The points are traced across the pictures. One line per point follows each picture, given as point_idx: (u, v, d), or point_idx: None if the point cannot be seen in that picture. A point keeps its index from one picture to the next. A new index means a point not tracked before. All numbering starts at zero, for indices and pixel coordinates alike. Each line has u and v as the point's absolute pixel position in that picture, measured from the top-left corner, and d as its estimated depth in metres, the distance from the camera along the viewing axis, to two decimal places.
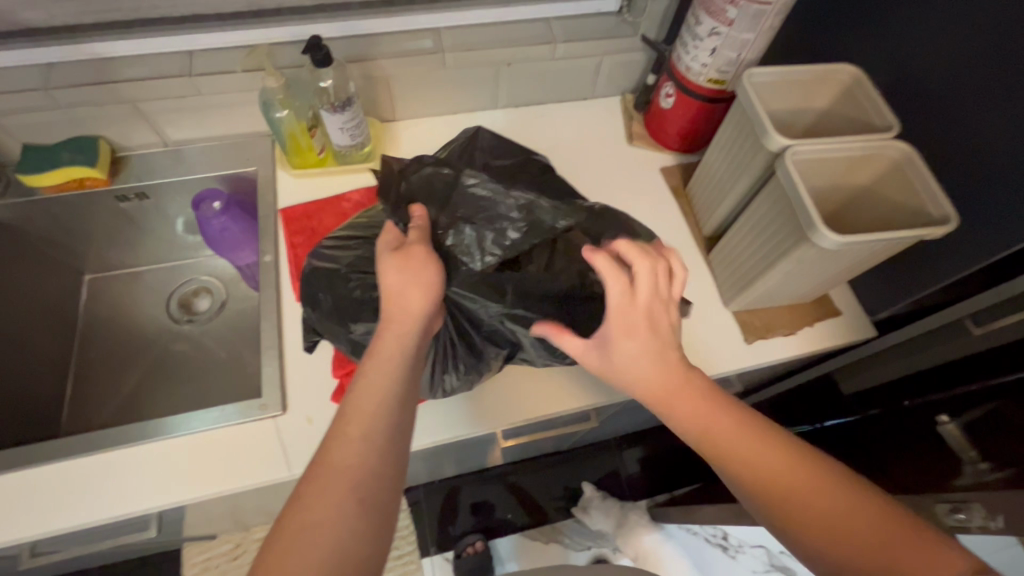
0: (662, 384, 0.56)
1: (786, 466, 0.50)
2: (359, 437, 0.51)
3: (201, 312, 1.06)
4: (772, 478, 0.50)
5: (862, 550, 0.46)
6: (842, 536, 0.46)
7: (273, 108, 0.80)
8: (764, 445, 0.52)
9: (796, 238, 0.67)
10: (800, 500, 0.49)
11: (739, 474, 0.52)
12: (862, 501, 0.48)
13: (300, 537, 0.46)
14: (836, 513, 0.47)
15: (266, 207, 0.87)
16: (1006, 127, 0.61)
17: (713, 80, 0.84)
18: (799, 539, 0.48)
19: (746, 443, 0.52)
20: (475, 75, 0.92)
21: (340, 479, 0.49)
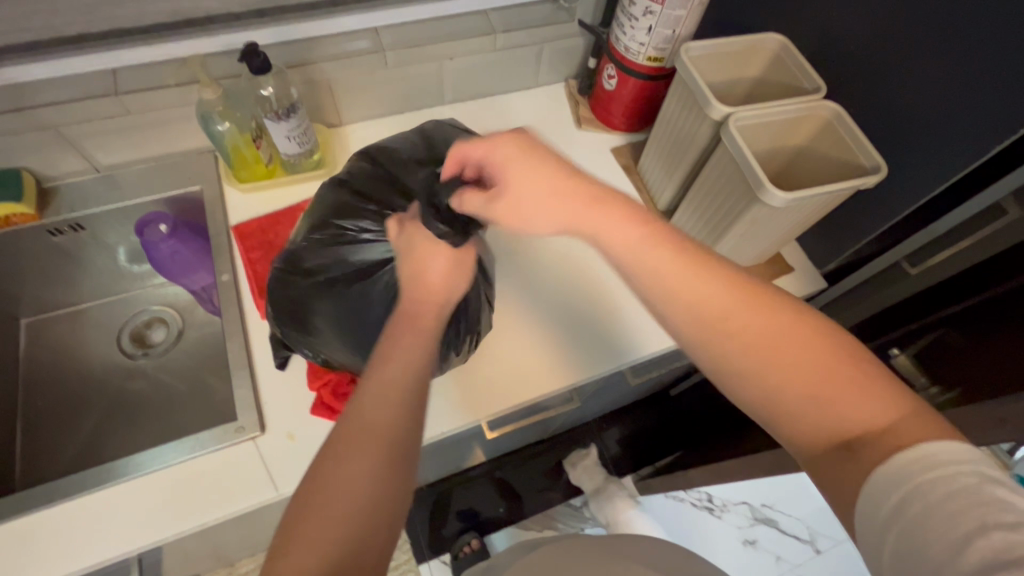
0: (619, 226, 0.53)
1: (725, 304, 0.48)
2: (389, 403, 0.49)
3: (156, 344, 1.01)
4: (714, 313, 0.48)
5: (812, 403, 0.43)
6: (785, 374, 0.44)
7: (212, 121, 0.78)
8: (709, 279, 0.49)
9: (746, 201, 0.70)
10: (774, 361, 0.45)
11: (706, 339, 0.48)
12: (835, 359, 0.44)
13: (322, 510, 0.43)
14: (807, 374, 0.43)
15: (216, 225, 0.84)
16: (922, 78, 0.67)
17: (651, 58, 0.86)
18: (767, 404, 0.45)
19: (724, 301, 0.48)
20: (419, 72, 0.92)
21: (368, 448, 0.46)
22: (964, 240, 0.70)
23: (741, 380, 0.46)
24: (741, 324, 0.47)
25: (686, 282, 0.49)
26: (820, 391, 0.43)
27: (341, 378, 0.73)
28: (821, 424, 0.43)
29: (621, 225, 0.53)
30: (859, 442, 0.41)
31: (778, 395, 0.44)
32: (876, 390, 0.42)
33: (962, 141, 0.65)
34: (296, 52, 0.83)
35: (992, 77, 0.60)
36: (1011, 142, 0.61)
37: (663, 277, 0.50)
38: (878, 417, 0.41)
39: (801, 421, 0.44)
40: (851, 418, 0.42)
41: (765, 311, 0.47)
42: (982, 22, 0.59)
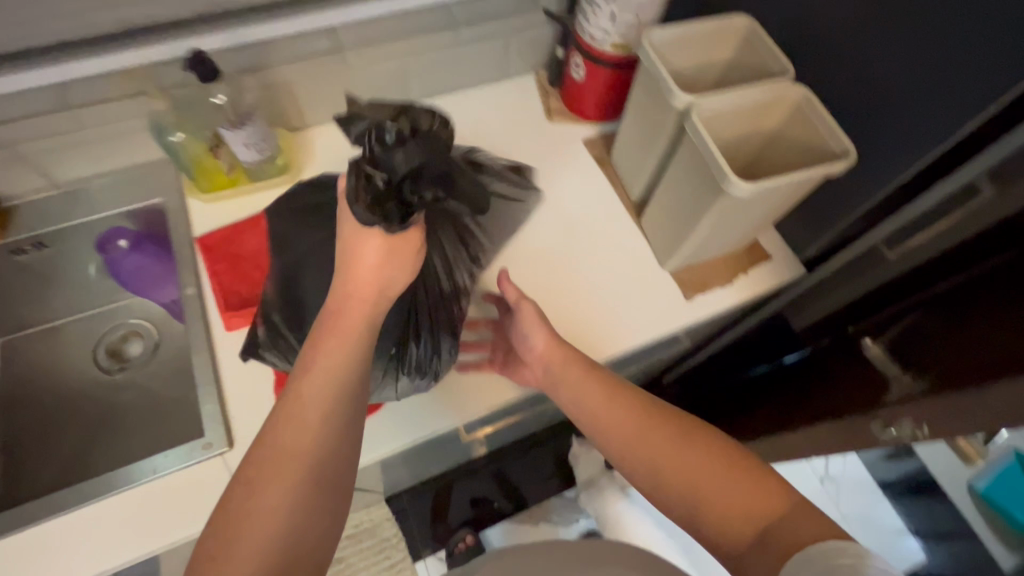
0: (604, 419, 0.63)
1: (628, 419, 0.62)
2: (307, 430, 0.49)
3: (133, 358, 1.00)
4: (631, 432, 0.61)
5: (722, 507, 0.53)
6: (692, 483, 0.55)
7: (166, 132, 0.78)
8: (598, 387, 0.66)
9: (712, 192, 0.69)
10: (681, 473, 0.56)
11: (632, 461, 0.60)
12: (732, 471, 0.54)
13: (245, 525, 0.45)
14: (710, 485, 0.54)
15: (179, 238, 0.82)
16: (892, 57, 0.64)
17: (617, 46, 0.84)
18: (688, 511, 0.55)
19: (623, 412, 0.63)
20: (381, 71, 0.90)
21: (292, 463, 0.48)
22: (938, 223, 0.68)
23: (665, 487, 0.57)
24: (641, 433, 0.60)
25: (583, 389, 0.66)
26: (723, 498, 0.53)
27: None
28: (733, 524, 0.52)
29: (591, 400, 0.65)
30: (769, 534, 0.50)
31: (693, 499, 0.55)
32: (767, 487, 0.53)
33: (932, 121, 0.63)
34: (250, 56, 0.80)
35: (963, 54, 0.57)
36: (982, 120, 0.59)
37: (582, 395, 0.66)
38: (773, 511, 0.51)
39: (718, 518, 0.53)
40: (750, 512, 0.52)
41: (657, 418, 0.61)
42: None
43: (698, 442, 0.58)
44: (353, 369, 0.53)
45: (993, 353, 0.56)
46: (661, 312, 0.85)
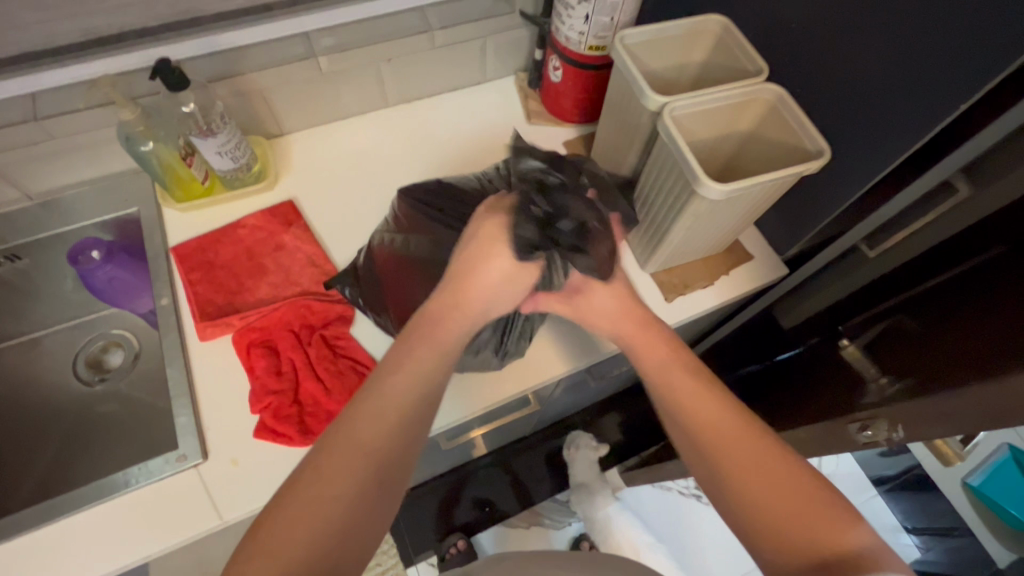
0: (715, 426, 0.58)
1: (733, 428, 0.57)
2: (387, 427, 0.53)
3: (115, 368, 0.99)
4: (731, 442, 0.56)
5: (788, 522, 0.50)
6: (776, 498, 0.52)
7: (137, 142, 0.75)
8: (717, 407, 0.59)
9: (686, 194, 0.68)
10: (761, 486, 0.53)
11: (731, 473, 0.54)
12: (812, 493, 0.51)
13: (301, 503, 0.47)
14: (787, 502, 0.51)
15: (154, 248, 0.82)
16: (865, 56, 0.63)
17: (593, 47, 0.83)
18: (762, 526, 0.51)
19: (730, 423, 0.58)
20: (357, 76, 0.89)
21: (356, 453, 0.50)
22: (916, 220, 0.68)
23: (748, 502, 0.52)
24: (737, 445, 0.56)
25: (695, 401, 0.60)
26: (795, 515, 0.50)
27: (282, 400, 0.71)
28: (798, 547, 0.49)
29: (704, 405, 0.60)
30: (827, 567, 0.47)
31: (760, 515, 0.52)
32: (835, 517, 0.50)
33: (905, 119, 0.62)
34: (221, 64, 0.79)
35: (935, 51, 0.56)
36: (955, 117, 0.58)
37: (690, 401, 0.61)
38: (834, 545, 0.48)
39: (778, 543, 0.50)
40: (819, 540, 0.48)
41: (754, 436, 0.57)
42: None
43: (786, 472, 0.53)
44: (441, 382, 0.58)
45: (969, 356, 0.55)
46: None
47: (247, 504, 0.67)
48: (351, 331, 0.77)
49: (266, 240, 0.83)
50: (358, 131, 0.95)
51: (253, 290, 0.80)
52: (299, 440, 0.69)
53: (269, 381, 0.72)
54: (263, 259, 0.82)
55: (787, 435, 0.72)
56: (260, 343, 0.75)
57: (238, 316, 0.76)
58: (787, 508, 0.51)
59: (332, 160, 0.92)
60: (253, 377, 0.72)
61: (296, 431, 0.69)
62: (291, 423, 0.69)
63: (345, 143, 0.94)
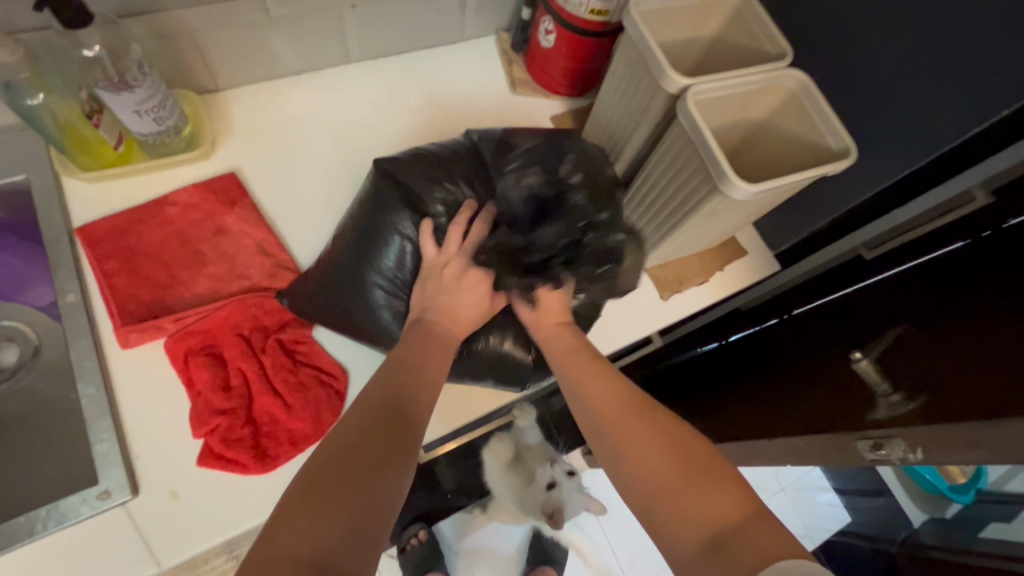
0: (611, 404, 0.55)
1: (621, 406, 0.55)
2: (377, 413, 0.49)
3: (6, 367, 0.80)
4: (621, 416, 0.54)
5: (682, 491, 0.45)
6: (678, 471, 0.47)
7: (19, 94, 0.57)
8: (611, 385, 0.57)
9: (704, 190, 0.61)
10: (652, 462, 0.49)
11: (628, 463, 0.50)
12: (709, 461, 0.47)
13: (329, 468, 0.42)
14: (679, 476, 0.46)
15: (53, 228, 0.65)
16: (904, 46, 0.58)
17: (596, 12, 0.73)
18: (658, 521, 0.45)
19: (617, 402, 0.55)
20: (312, 24, 0.74)
21: (365, 424, 0.47)
22: (923, 226, 0.66)
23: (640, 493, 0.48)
24: (634, 422, 0.53)
25: (587, 378, 0.58)
26: (691, 483, 0.45)
27: (233, 420, 0.60)
28: (685, 521, 0.43)
29: (602, 384, 0.57)
30: (719, 540, 0.41)
31: (656, 490, 0.47)
32: (728, 491, 0.44)
33: (930, 122, 0.58)
34: None
35: (975, 52, 0.52)
36: (990, 125, 0.54)
37: (579, 375, 0.59)
38: (728, 516, 0.42)
39: (673, 521, 0.44)
40: (712, 513, 0.43)
41: (644, 415, 0.53)
42: None
43: (674, 441, 0.49)
44: (426, 393, 0.53)
45: (992, 362, 0.51)
46: (633, 314, 0.80)
47: (189, 546, 0.56)
48: (314, 334, 0.66)
49: (203, 223, 0.69)
50: (313, 91, 0.80)
51: (189, 283, 0.66)
52: (255, 468, 0.58)
53: (215, 398, 0.60)
54: (200, 246, 0.68)
55: (782, 442, 0.69)
56: (201, 351, 0.62)
57: (172, 318, 0.62)
58: (678, 486, 0.45)
59: (282, 124, 0.77)
60: (194, 393, 0.60)
61: (252, 456, 0.59)
62: (244, 448, 0.58)
63: (296, 105, 0.79)
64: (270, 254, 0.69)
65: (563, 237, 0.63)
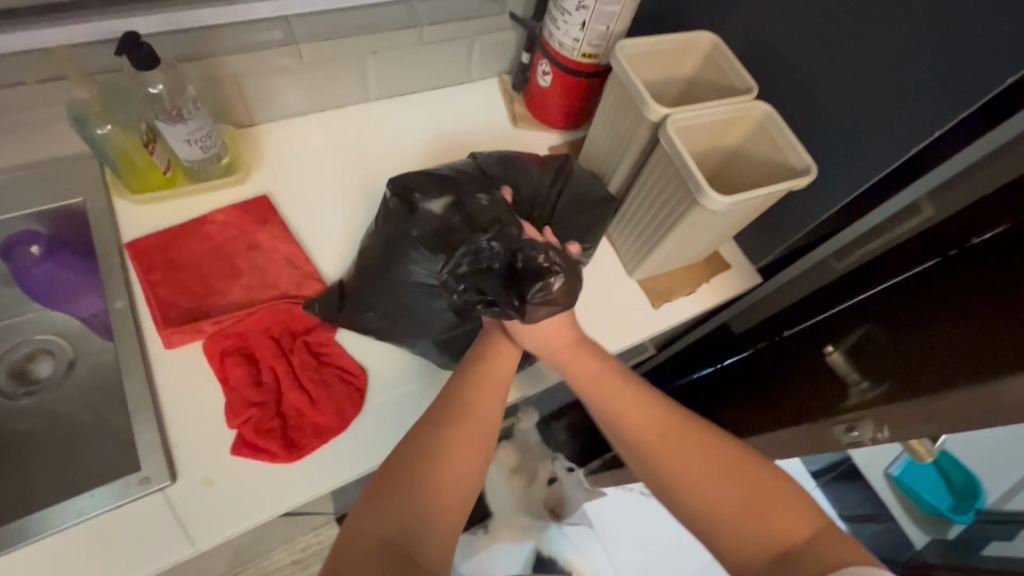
0: (650, 427, 0.60)
1: (661, 427, 0.60)
2: (434, 441, 0.55)
3: (44, 379, 0.85)
4: (660, 438, 0.60)
5: (743, 514, 0.54)
6: (734, 499, 0.55)
7: (89, 124, 0.67)
8: (641, 408, 0.62)
9: (686, 204, 0.69)
10: (701, 489, 0.56)
11: (679, 483, 0.57)
12: (770, 490, 0.55)
13: (400, 498, 0.52)
14: (738, 503, 0.55)
15: (105, 243, 0.72)
16: (852, 80, 0.67)
17: (586, 55, 0.83)
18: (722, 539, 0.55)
19: (655, 425, 0.60)
20: (338, 69, 0.84)
21: (441, 455, 0.55)
22: (883, 237, 0.73)
23: (689, 507, 0.57)
24: (678, 445, 0.59)
25: (620, 399, 0.63)
26: (757, 508, 0.54)
27: (264, 412, 0.65)
28: (756, 542, 0.53)
29: (639, 405, 0.62)
30: (790, 558, 0.52)
31: (717, 512, 0.55)
32: (792, 516, 0.54)
33: (877, 145, 0.68)
34: (191, 44, 0.73)
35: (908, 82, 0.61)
36: (928, 143, 0.63)
37: (608, 396, 0.63)
38: (796, 537, 0.53)
39: (742, 540, 0.54)
40: (778, 537, 0.53)
41: (683, 439, 0.59)
42: (906, 29, 0.60)
43: (734, 467, 0.57)
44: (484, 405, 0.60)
45: (942, 350, 0.57)
46: (628, 322, 0.86)
47: (221, 529, 0.61)
48: (337, 337, 0.72)
49: (238, 239, 0.77)
50: (337, 125, 0.90)
51: (225, 292, 0.73)
52: (284, 456, 0.64)
53: (248, 392, 0.66)
54: (236, 259, 0.75)
55: (770, 436, 0.74)
56: (236, 351, 0.69)
57: (210, 321, 0.69)
58: (744, 511, 0.54)
59: (309, 154, 0.86)
60: (228, 388, 0.66)
61: (281, 446, 0.64)
62: (274, 438, 0.64)
63: (321, 137, 0.88)
64: (297, 266, 0.76)
65: (514, 239, 0.62)
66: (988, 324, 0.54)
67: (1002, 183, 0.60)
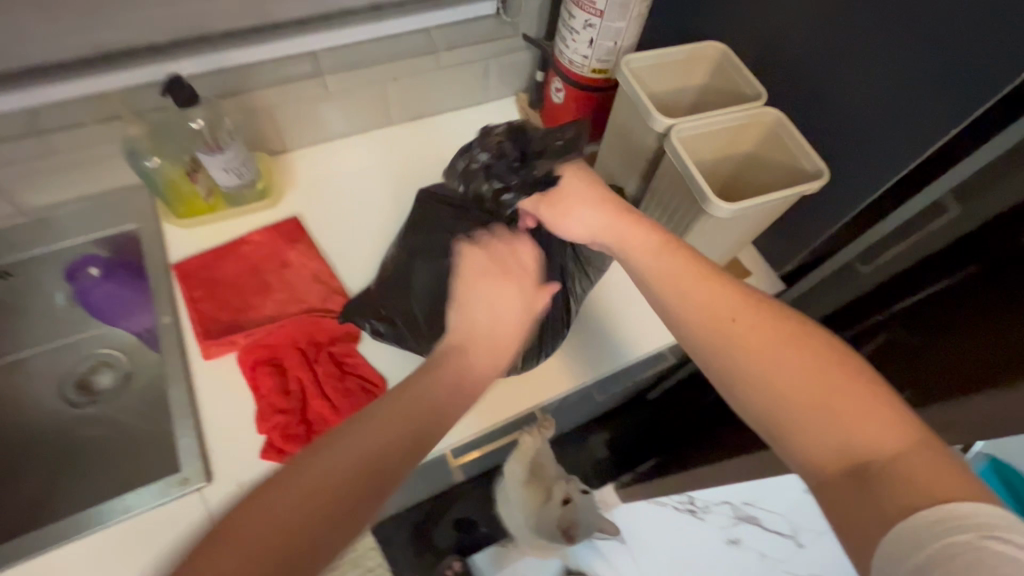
0: (712, 310, 0.52)
1: (735, 308, 0.51)
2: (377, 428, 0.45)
3: (104, 390, 0.93)
4: (729, 317, 0.51)
5: (815, 409, 0.44)
6: (810, 390, 0.45)
7: (141, 156, 0.75)
8: (713, 292, 0.53)
9: (694, 212, 0.69)
10: (776, 374, 0.47)
11: (749, 370, 0.48)
12: (857, 386, 0.44)
13: (288, 477, 0.41)
14: (815, 392, 0.45)
15: (154, 265, 0.80)
16: (862, 84, 0.66)
17: (597, 71, 0.86)
18: (789, 438, 0.45)
19: (728, 305, 0.51)
20: (362, 97, 0.90)
21: (365, 432, 0.44)
22: (901, 243, 0.68)
23: (755, 404, 0.47)
24: (749, 328, 0.49)
25: (685, 282, 0.54)
26: (831, 408, 0.44)
27: (291, 419, 0.70)
28: (823, 445, 0.43)
29: (702, 286, 0.53)
30: (867, 472, 0.41)
31: (790, 401, 0.45)
32: (886, 418, 0.42)
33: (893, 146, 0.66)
34: (226, 81, 0.80)
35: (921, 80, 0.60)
36: (944, 143, 0.61)
37: (669, 277, 0.55)
38: (881, 447, 0.41)
39: (813, 439, 0.44)
40: (862, 439, 0.42)
41: (760, 322, 0.49)
42: (915, 29, 0.59)
43: (812, 357, 0.46)
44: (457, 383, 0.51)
45: (967, 357, 0.55)
46: (646, 331, 0.87)
47: None
48: (360, 348, 0.76)
49: (270, 258, 0.83)
50: (362, 149, 0.95)
51: (259, 307, 0.79)
52: None
53: (277, 400, 0.71)
54: (269, 276, 0.81)
55: None
56: (267, 361, 0.74)
57: (244, 334, 0.74)
58: (817, 407, 0.44)
59: (337, 176, 0.92)
60: (259, 396, 0.71)
61: None
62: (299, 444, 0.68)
63: (347, 160, 0.94)
64: (323, 282, 0.81)
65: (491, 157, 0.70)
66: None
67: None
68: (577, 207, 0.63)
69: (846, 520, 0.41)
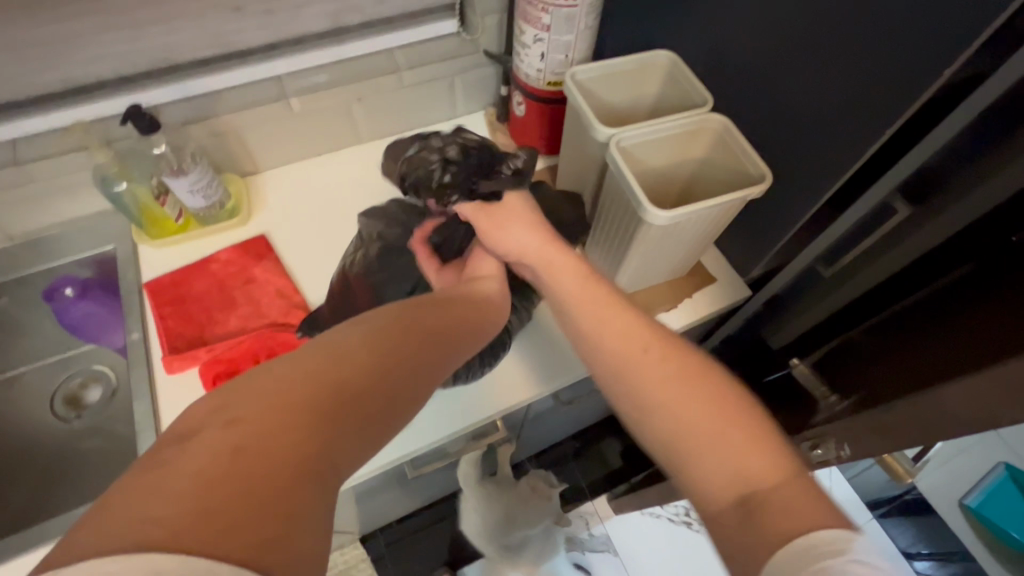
0: (624, 340, 0.54)
1: (638, 341, 0.54)
2: (326, 377, 0.42)
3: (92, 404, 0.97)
4: (636, 349, 0.53)
5: (704, 438, 0.46)
6: (702, 423, 0.47)
7: (112, 183, 0.79)
8: (623, 319, 0.56)
9: (637, 220, 0.69)
10: (666, 408, 0.49)
11: (648, 402, 0.50)
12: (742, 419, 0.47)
13: (230, 423, 0.37)
14: (703, 422, 0.47)
15: (128, 283, 0.84)
16: (799, 86, 0.65)
17: (551, 83, 0.87)
18: (683, 468, 0.47)
19: (635, 341, 0.54)
20: (328, 117, 0.93)
21: (305, 380, 0.41)
22: (866, 239, 0.66)
23: (652, 434, 0.50)
24: (655, 360, 0.52)
25: (597, 312, 0.58)
26: (714, 436, 0.46)
27: None
28: (710, 474, 0.45)
29: (615, 317, 0.56)
30: (747, 498, 0.42)
31: (678, 432, 0.48)
32: (762, 451, 0.44)
33: (831, 149, 0.65)
34: (195, 108, 0.83)
35: (852, 82, 0.59)
36: (882, 143, 0.59)
37: (591, 307, 0.58)
38: (764, 475, 0.43)
39: (699, 472, 0.46)
40: (742, 468, 0.44)
41: (665, 356, 0.52)
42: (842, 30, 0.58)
43: (706, 390, 0.49)
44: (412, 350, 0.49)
45: (919, 369, 0.60)
46: None
47: None
48: None
49: (237, 274, 0.86)
50: (332, 167, 0.98)
51: (223, 322, 0.82)
52: None
53: None
54: (235, 292, 0.84)
55: None
56: (226, 376, 0.76)
57: (205, 348, 0.77)
58: (706, 433, 0.46)
59: (306, 194, 0.95)
60: None
61: None
62: None
63: (317, 178, 0.97)
64: (285, 296, 0.84)
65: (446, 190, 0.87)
66: (997, 331, 0.52)
67: (1000, 204, 0.53)
68: (510, 222, 0.68)
69: (729, 541, 0.42)
